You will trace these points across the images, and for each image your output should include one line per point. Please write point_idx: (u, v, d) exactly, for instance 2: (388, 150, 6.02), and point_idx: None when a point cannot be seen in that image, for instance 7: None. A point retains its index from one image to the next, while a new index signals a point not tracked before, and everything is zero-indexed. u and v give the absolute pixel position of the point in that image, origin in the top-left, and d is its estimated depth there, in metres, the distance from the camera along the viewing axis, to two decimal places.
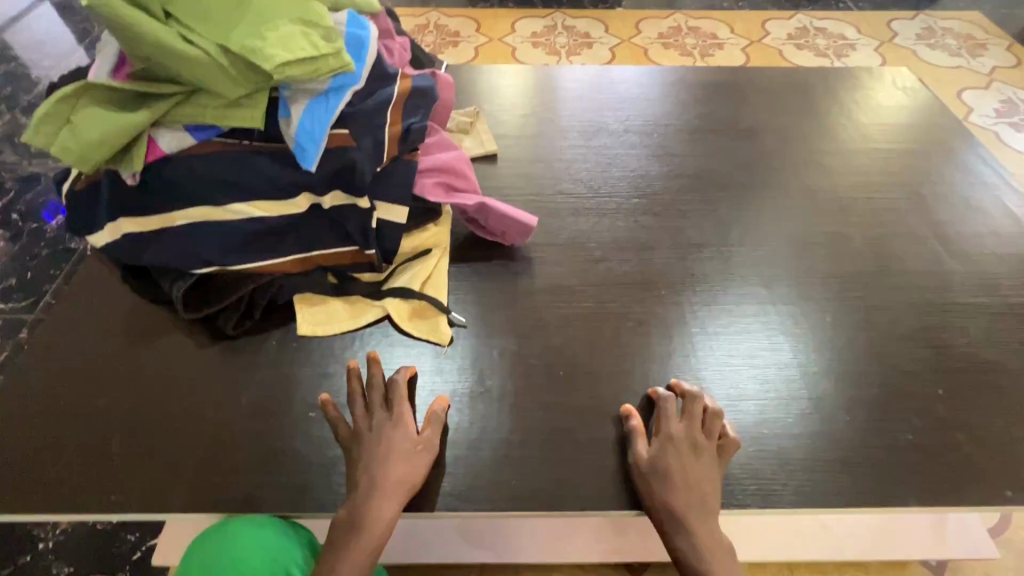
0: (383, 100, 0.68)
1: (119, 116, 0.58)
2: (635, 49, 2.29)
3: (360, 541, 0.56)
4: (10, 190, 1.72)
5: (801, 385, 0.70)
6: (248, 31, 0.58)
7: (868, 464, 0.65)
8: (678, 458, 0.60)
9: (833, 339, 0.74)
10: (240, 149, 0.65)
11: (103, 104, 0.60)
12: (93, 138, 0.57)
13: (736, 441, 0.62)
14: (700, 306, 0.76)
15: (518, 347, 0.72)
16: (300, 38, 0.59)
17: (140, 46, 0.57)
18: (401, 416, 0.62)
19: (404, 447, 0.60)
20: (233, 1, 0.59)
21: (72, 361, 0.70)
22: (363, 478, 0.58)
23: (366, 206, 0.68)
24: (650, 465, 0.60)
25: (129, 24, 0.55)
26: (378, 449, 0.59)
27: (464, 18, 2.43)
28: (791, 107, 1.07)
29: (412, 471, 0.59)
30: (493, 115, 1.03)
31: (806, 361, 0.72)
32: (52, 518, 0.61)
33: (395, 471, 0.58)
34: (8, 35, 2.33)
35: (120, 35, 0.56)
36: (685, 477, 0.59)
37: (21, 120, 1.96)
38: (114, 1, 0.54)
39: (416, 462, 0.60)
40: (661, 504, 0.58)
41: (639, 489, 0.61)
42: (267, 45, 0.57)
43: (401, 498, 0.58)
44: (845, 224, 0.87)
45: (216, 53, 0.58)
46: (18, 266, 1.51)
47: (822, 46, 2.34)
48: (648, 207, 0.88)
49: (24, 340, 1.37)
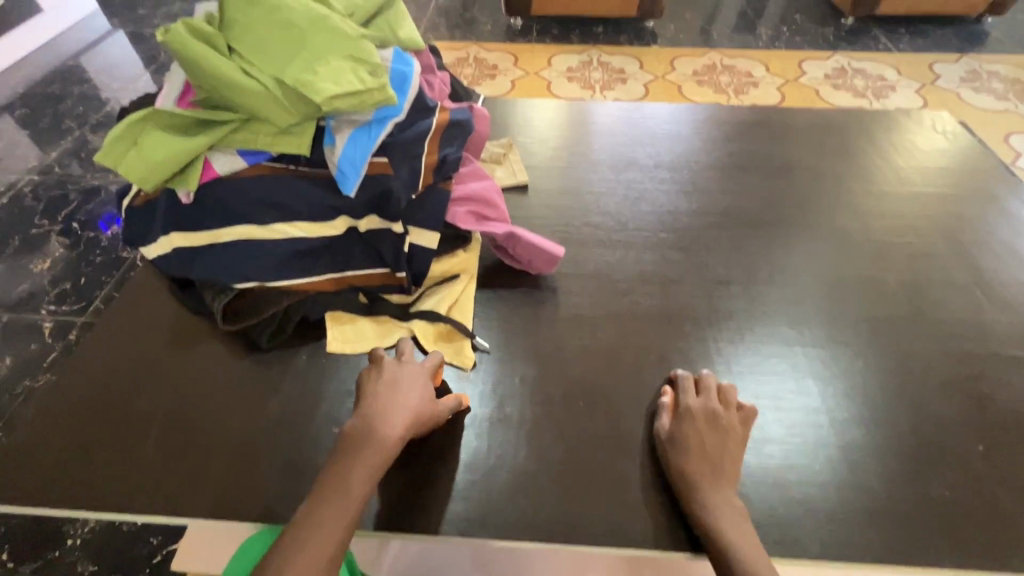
0: (422, 131, 0.72)
1: (183, 141, 0.63)
2: (670, 86, 2.32)
3: (367, 455, 0.57)
4: (74, 200, 1.85)
5: (829, 430, 0.68)
6: (303, 66, 0.62)
7: (899, 519, 0.62)
8: (696, 427, 0.62)
9: (864, 384, 0.72)
10: (287, 174, 0.69)
11: (168, 128, 0.65)
12: (157, 160, 0.62)
13: (753, 412, 0.65)
14: (726, 343, 0.75)
15: (538, 375, 0.73)
16: (349, 73, 0.63)
17: (205, 78, 0.62)
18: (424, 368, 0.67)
19: (426, 393, 0.64)
20: (291, 39, 0.64)
21: (116, 365, 0.74)
22: (381, 401, 0.62)
23: (400, 231, 0.71)
24: (669, 437, 0.63)
25: (200, 59, 0.61)
26: (403, 384, 0.64)
27: (502, 52, 2.53)
28: (825, 147, 1.07)
29: (426, 410, 0.63)
30: (526, 147, 1.06)
31: (835, 406, 0.70)
32: (80, 515, 0.63)
33: (415, 399, 0.63)
34: (84, 59, 2.55)
35: (190, 67, 0.62)
36: (702, 446, 0.61)
37: (90, 137, 2.12)
38: (188, 42, 0.61)
39: (432, 406, 0.64)
40: (677, 469, 0.60)
41: (662, 458, 0.63)
42: (319, 80, 0.62)
43: (410, 425, 0.61)
44: (879, 267, 0.85)
45: (272, 86, 0.62)
46: (73, 271, 1.61)
47: (860, 86, 2.33)
48: (676, 242, 0.88)
49: (73, 341, 1.45)
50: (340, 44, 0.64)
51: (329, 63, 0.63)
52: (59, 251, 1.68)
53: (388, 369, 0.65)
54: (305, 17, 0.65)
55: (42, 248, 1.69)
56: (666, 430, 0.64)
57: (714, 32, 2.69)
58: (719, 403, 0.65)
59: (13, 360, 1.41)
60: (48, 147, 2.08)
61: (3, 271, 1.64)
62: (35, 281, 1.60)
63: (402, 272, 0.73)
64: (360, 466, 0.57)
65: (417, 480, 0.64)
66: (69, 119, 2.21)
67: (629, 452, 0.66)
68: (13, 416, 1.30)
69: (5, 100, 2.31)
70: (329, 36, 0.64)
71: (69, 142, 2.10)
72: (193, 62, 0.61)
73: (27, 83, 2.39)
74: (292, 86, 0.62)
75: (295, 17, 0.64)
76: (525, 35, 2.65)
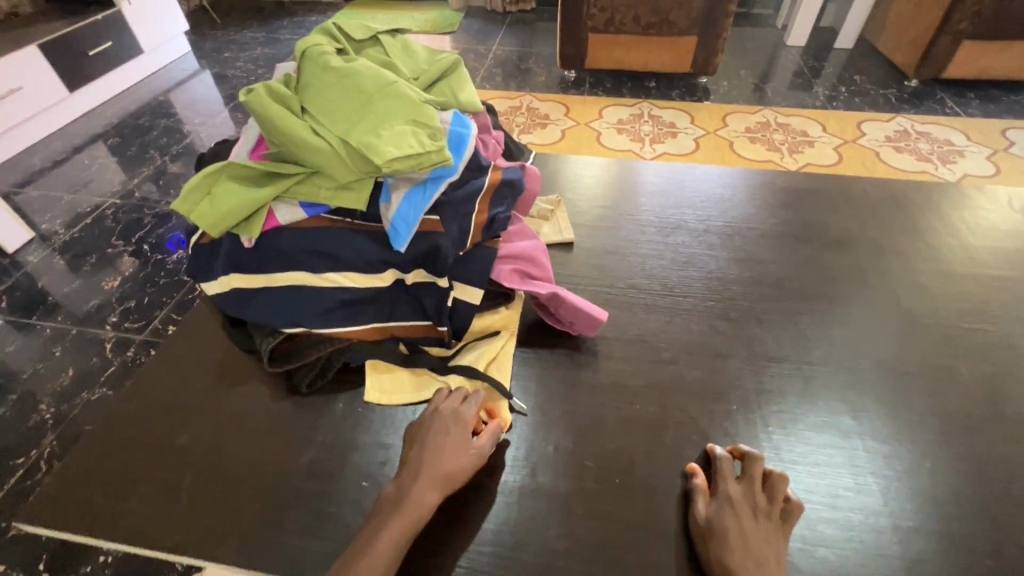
0: (473, 190, 0.74)
1: (251, 193, 0.67)
2: (721, 141, 2.32)
3: (400, 515, 0.57)
4: (148, 223, 2.00)
5: (891, 539, 0.62)
6: (369, 129, 0.66)
7: None
8: (736, 518, 0.59)
9: (932, 490, 0.65)
10: (343, 227, 0.72)
11: (238, 179, 0.69)
12: (225, 209, 0.66)
13: (801, 505, 0.61)
14: (776, 428, 0.71)
15: (573, 446, 0.70)
16: (410, 136, 0.66)
17: (277, 136, 0.67)
18: (465, 410, 0.68)
19: (459, 440, 0.64)
20: (359, 102, 0.67)
21: (166, 396, 0.77)
22: (415, 462, 0.62)
23: (445, 285, 0.72)
24: (706, 523, 0.59)
25: (276, 121, 0.65)
26: (437, 435, 0.64)
27: (555, 103, 2.61)
28: (886, 219, 1.02)
29: (457, 464, 0.62)
30: (573, 204, 1.07)
31: (898, 511, 0.64)
32: (113, 547, 0.64)
33: (446, 460, 0.62)
34: (173, 95, 2.80)
35: (264, 125, 0.66)
36: (742, 535, 0.57)
37: (169, 166, 2.31)
38: (265, 104, 0.66)
39: (463, 458, 0.63)
40: (719, 563, 0.56)
41: (700, 549, 0.59)
42: (382, 142, 0.65)
43: (440, 486, 0.61)
44: (948, 355, 0.79)
45: (338, 147, 0.66)
46: (139, 290, 1.72)
47: (925, 150, 2.24)
48: (724, 312, 0.85)
49: (130, 358, 1.53)
50: (404, 109, 0.67)
51: (393, 127, 0.66)
52: (129, 270, 1.80)
53: (430, 412, 0.68)
54: (375, 84, 0.69)
55: (115, 266, 1.83)
56: (702, 519, 0.60)
57: (768, 90, 2.68)
58: (761, 493, 0.62)
59: (75, 371, 1.50)
60: (132, 173, 2.27)
61: (79, 285, 1.77)
62: (104, 297, 1.71)
63: (444, 326, 0.73)
64: (391, 527, 0.56)
65: (441, 553, 0.61)
66: (153, 149, 2.42)
67: (666, 539, 0.62)
68: (68, 425, 1.37)
69: (102, 129, 2.56)
70: (396, 102, 0.68)
71: (151, 169, 2.30)
72: (269, 123, 0.66)
73: (122, 115, 2.64)
74: (357, 148, 0.66)
75: (366, 85, 0.69)
76: (578, 87, 2.73)
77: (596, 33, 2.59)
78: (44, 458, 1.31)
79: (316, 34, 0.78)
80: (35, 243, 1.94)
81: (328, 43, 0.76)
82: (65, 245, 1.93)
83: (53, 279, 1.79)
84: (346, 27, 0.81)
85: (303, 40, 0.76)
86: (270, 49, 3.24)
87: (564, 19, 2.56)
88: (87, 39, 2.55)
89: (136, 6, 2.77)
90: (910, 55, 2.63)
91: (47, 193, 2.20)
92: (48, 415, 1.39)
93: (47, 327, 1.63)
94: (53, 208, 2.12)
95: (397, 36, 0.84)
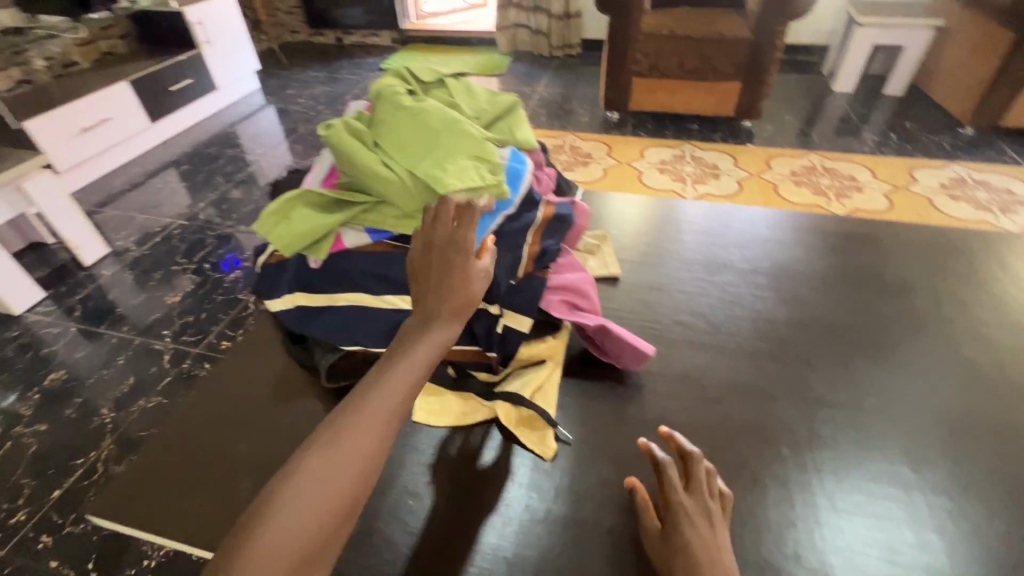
0: (527, 223, 0.77)
1: (324, 218, 0.73)
2: (765, 184, 2.31)
3: (420, 344, 0.52)
4: (210, 244, 2.14)
5: None
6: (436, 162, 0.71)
7: None
8: (691, 529, 0.57)
9: (1003, 555, 0.61)
10: (403, 251, 0.76)
11: (312, 206, 0.75)
12: (300, 232, 0.71)
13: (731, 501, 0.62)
14: (829, 476, 0.69)
15: (618, 480, 0.70)
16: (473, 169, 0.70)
17: (350, 166, 0.72)
18: (465, 237, 0.58)
19: (465, 268, 0.57)
20: (427, 138, 0.73)
21: (229, 405, 0.81)
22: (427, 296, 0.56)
23: (495, 312, 0.74)
24: (665, 541, 0.57)
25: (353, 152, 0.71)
26: (443, 266, 0.57)
27: (597, 142, 2.67)
28: (944, 268, 0.99)
29: (471, 291, 0.57)
30: (619, 239, 1.09)
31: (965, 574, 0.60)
32: (173, 547, 0.67)
33: (456, 288, 0.56)
34: (240, 128, 3.03)
35: (339, 157, 0.72)
36: (705, 549, 0.55)
37: (233, 192, 2.47)
38: (343, 138, 0.72)
39: (474, 283, 0.57)
40: None
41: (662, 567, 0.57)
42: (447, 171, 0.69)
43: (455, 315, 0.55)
44: (1017, 412, 0.75)
45: (405, 178, 0.71)
46: (197, 306, 1.83)
47: (983, 199, 2.17)
48: (772, 352, 0.84)
49: (185, 369, 1.61)
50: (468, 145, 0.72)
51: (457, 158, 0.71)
52: (190, 286, 1.92)
53: (426, 242, 0.59)
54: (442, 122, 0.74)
55: (177, 282, 1.95)
56: (655, 534, 0.59)
57: (814, 135, 2.67)
58: (707, 496, 0.60)
59: (134, 379, 1.59)
60: (199, 198, 2.45)
61: (144, 298, 1.89)
62: (166, 310, 1.83)
63: (492, 352, 0.75)
64: (409, 357, 0.51)
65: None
66: (220, 176, 2.60)
67: None
68: (124, 430, 1.45)
69: (175, 157, 2.78)
70: (460, 137, 0.72)
71: (216, 194, 2.47)
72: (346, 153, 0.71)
73: (194, 144, 2.87)
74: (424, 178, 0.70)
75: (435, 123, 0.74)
76: (620, 128, 2.80)
77: (641, 77, 2.66)
78: (99, 461, 1.38)
79: (389, 76, 0.85)
80: (109, 258, 2.10)
81: (400, 85, 0.83)
82: (134, 261, 2.07)
83: (122, 292, 1.93)
84: (416, 71, 0.88)
85: (377, 82, 0.83)
86: (330, 88, 3.48)
87: (609, 63, 2.65)
88: (169, 76, 2.81)
89: (215, 47, 3.05)
90: (965, 104, 2.58)
91: (122, 213, 2.39)
92: (108, 419, 1.48)
93: (113, 337, 1.74)
94: (127, 227, 2.29)
95: (460, 79, 0.90)
